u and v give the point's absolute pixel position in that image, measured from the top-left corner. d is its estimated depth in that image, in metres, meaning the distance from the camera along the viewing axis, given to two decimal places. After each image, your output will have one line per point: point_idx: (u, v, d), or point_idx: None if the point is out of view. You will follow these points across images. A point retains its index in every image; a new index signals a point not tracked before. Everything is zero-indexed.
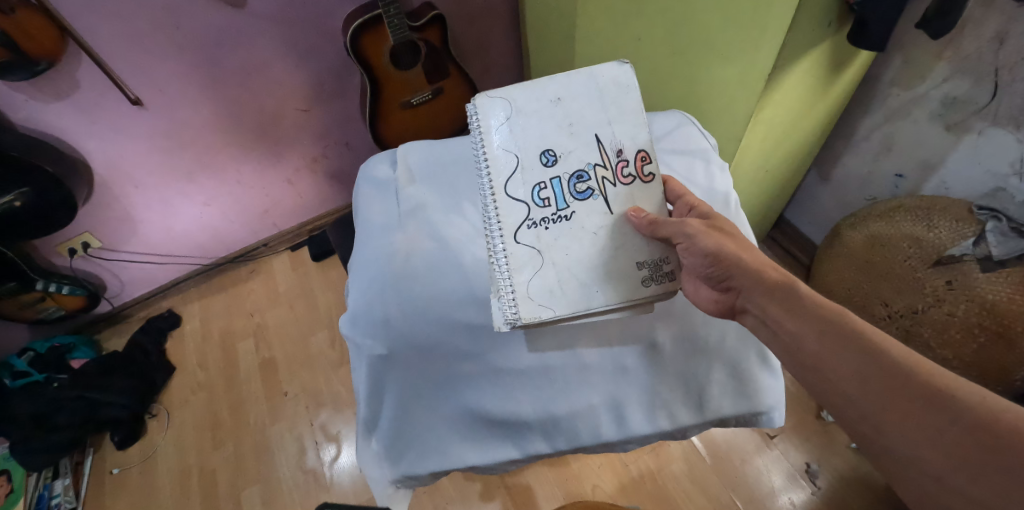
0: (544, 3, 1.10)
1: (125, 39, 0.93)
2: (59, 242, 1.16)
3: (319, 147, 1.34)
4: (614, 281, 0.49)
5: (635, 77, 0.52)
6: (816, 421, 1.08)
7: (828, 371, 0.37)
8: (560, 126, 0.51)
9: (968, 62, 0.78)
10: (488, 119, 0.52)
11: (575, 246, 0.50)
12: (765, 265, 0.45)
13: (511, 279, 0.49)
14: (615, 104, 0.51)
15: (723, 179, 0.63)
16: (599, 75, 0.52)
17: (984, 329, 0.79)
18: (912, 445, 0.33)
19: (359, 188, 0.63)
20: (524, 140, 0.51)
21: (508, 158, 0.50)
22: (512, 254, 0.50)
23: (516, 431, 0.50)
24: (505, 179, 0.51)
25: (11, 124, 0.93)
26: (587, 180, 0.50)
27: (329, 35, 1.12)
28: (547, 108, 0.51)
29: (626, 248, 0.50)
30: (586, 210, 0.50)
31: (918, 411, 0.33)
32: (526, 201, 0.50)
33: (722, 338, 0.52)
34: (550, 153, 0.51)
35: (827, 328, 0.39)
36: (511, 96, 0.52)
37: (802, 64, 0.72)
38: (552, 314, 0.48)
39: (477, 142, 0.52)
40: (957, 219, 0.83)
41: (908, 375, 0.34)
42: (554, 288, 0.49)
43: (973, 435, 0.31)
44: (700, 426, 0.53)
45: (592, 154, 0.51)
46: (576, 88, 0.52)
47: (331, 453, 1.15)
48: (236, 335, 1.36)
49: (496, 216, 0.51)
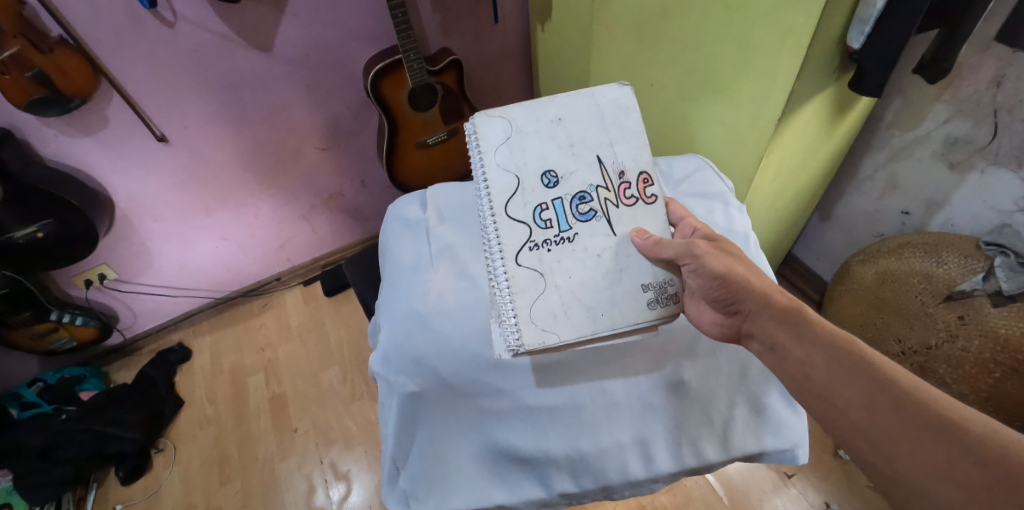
0: (558, 50, 1.16)
1: (156, 79, 0.97)
2: (76, 273, 1.17)
3: (336, 183, 1.38)
4: (619, 305, 0.50)
5: (634, 98, 0.55)
6: (834, 459, 1.06)
7: (838, 400, 0.38)
8: (561, 147, 0.53)
9: (967, 104, 0.82)
10: (489, 137, 0.53)
11: (577, 269, 0.51)
12: (770, 290, 0.46)
13: (513, 303, 0.49)
14: (616, 126, 0.54)
15: (742, 220, 0.65)
16: (600, 98, 0.55)
17: (998, 364, 0.79)
18: (921, 477, 0.32)
19: (389, 228, 0.66)
20: (524, 161, 0.53)
21: (507, 178, 0.52)
22: (514, 279, 0.50)
23: (542, 469, 0.50)
24: (505, 199, 0.52)
25: (39, 158, 0.96)
26: (590, 202, 0.52)
27: (349, 77, 1.17)
28: (548, 128, 0.54)
29: (630, 271, 0.51)
30: (588, 232, 0.51)
31: (926, 442, 0.33)
32: (527, 222, 0.51)
33: (745, 372, 0.52)
34: (551, 175, 0.52)
35: (835, 355, 0.39)
36: (512, 116, 0.54)
37: (807, 110, 0.75)
38: (557, 339, 0.48)
39: (477, 160, 0.54)
40: (965, 255, 0.85)
41: (914, 406, 0.34)
42: (557, 312, 0.49)
43: (983, 467, 0.30)
44: (725, 464, 0.52)
45: (594, 175, 0.53)
46: (577, 110, 0.54)
47: (340, 491, 1.13)
48: (246, 369, 1.36)
49: (497, 239, 0.51)
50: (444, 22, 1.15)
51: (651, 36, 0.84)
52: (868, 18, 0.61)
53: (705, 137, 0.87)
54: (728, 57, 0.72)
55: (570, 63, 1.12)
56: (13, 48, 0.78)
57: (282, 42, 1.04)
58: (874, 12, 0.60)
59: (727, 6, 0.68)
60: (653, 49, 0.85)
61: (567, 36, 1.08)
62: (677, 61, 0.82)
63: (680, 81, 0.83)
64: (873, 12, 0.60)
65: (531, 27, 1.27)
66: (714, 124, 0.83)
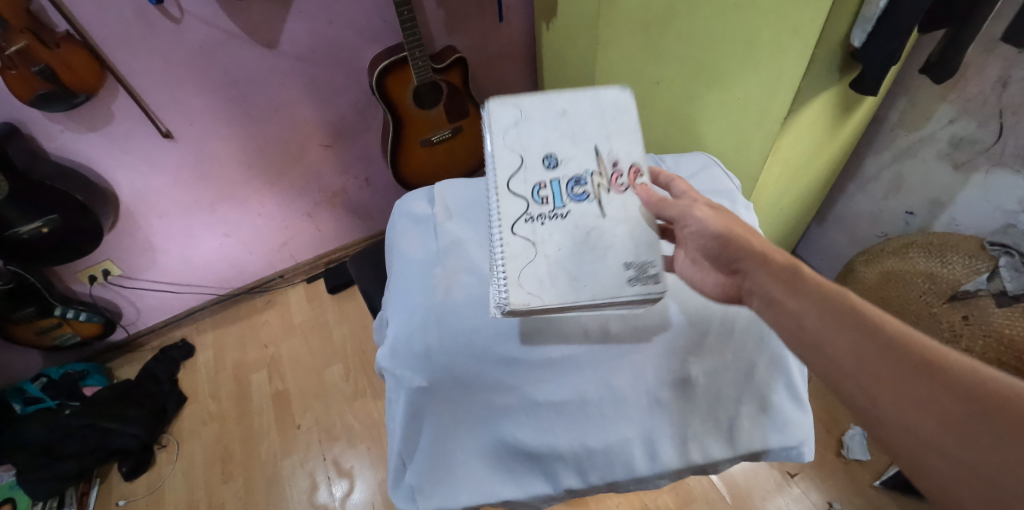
0: (563, 49, 1.16)
1: (162, 75, 0.97)
2: (81, 269, 1.18)
3: (341, 181, 1.38)
4: (601, 277, 0.48)
5: (633, 101, 0.55)
6: (837, 458, 1.06)
7: (828, 347, 0.36)
8: (563, 135, 0.54)
9: (972, 104, 0.82)
10: (496, 121, 0.54)
11: (567, 243, 0.50)
12: (771, 251, 0.45)
13: (505, 265, 0.49)
14: (615, 125, 0.54)
15: (749, 218, 0.65)
16: (604, 96, 0.55)
17: (1002, 364, 0.78)
18: (905, 416, 0.31)
19: (397, 224, 0.66)
20: (528, 143, 0.53)
21: (511, 156, 0.52)
22: (507, 245, 0.50)
23: (549, 465, 0.50)
24: (507, 175, 0.52)
25: (44, 154, 0.96)
26: (584, 184, 0.52)
27: (354, 74, 1.17)
28: (553, 117, 0.54)
29: (612, 251, 0.49)
30: (580, 212, 0.51)
31: (910, 382, 0.31)
32: (525, 197, 0.51)
33: (753, 370, 0.52)
34: (551, 156, 0.53)
35: (826, 307, 0.38)
36: (522, 104, 0.55)
37: (812, 109, 0.75)
38: (539, 303, 0.47)
39: (483, 141, 0.55)
40: (970, 255, 0.86)
41: (903, 352, 0.33)
42: (544, 280, 0.48)
43: (969, 407, 0.29)
44: (730, 461, 0.53)
45: (591, 160, 0.53)
46: (584, 104, 0.55)
47: (343, 488, 1.13)
48: (249, 366, 1.36)
49: (496, 209, 0.52)
50: (450, 21, 1.16)
51: (657, 34, 0.84)
52: (872, 16, 0.62)
53: (711, 135, 0.87)
54: (735, 56, 0.73)
55: (575, 62, 1.12)
56: (22, 43, 0.78)
57: (288, 39, 1.04)
58: (878, 11, 0.60)
59: (734, 4, 0.68)
60: (659, 46, 0.85)
61: (573, 34, 1.08)
62: (683, 59, 0.82)
63: (685, 79, 0.84)
64: (877, 11, 0.61)
65: (536, 26, 1.27)
66: (719, 121, 0.84)
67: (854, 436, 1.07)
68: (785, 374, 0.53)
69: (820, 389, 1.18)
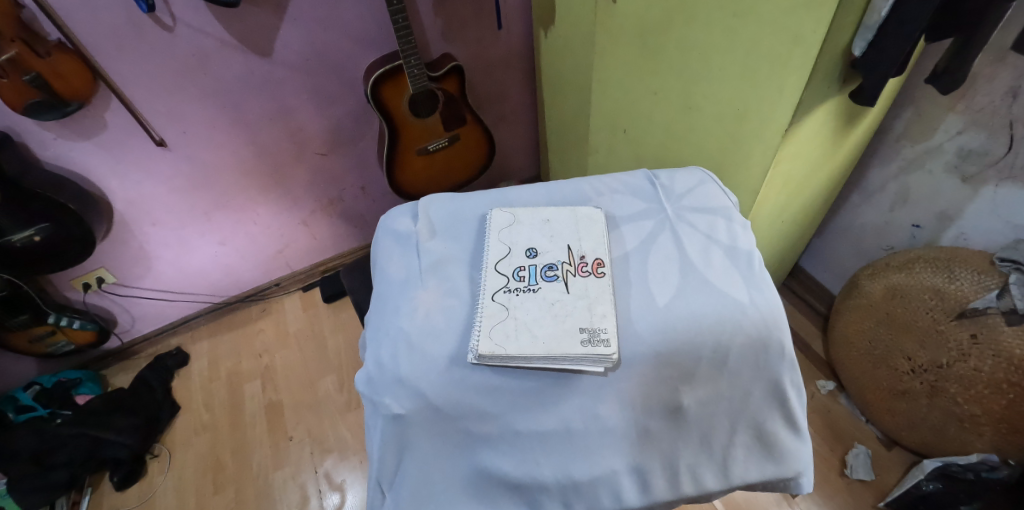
0: (561, 56, 1.14)
1: (154, 83, 0.96)
2: (74, 277, 1.17)
3: (336, 190, 1.37)
4: (559, 335, 0.49)
5: (599, 213, 0.61)
6: (840, 479, 1.04)
7: None
8: (544, 234, 0.60)
9: (981, 115, 0.79)
10: (494, 221, 0.62)
11: (534, 309, 0.52)
12: None
13: (481, 323, 0.51)
14: (586, 230, 0.60)
15: (747, 237, 0.59)
16: (581, 211, 0.62)
17: (1012, 385, 0.78)
18: None
19: (381, 240, 0.65)
20: (514, 239, 0.59)
21: (499, 247, 0.58)
22: (483, 307, 0.52)
23: (533, 495, 0.47)
24: (497, 259, 0.57)
25: (37, 161, 0.95)
26: (555, 271, 0.56)
27: (350, 81, 1.16)
28: (538, 224, 0.62)
29: (573, 315, 0.51)
30: (550, 292, 0.54)
31: None
32: (506, 275, 0.56)
33: (748, 399, 0.49)
34: (532, 249, 0.58)
35: None
36: (517, 212, 0.63)
37: (814, 119, 0.72)
38: (504, 353, 0.48)
39: (479, 238, 0.62)
40: (978, 271, 0.82)
41: None
42: (511, 332, 0.49)
43: None
44: (724, 491, 0.51)
45: (564, 253, 0.58)
46: (563, 214, 0.62)
47: (334, 501, 1.11)
48: (243, 375, 1.35)
49: (479, 285, 0.56)
50: (447, 28, 1.14)
51: (654, 44, 0.83)
52: (874, 25, 0.58)
53: (710, 147, 0.85)
54: (735, 67, 0.71)
55: (574, 70, 1.10)
56: (12, 51, 0.75)
57: (282, 47, 1.03)
58: (881, 18, 0.57)
59: (733, 13, 0.66)
60: (658, 56, 0.83)
61: (570, 41, 1.06)
62: (680, 69, 0.80)
63: (684, 89, 0.82)
64: (879, 19, 0.57)
65: (535, 33, 1.25)
66: (718, 131, 0.81)
67: (858, 455, 1.06)
68: (783, 402, 0.50)
69: (822, 406, 1.15)
